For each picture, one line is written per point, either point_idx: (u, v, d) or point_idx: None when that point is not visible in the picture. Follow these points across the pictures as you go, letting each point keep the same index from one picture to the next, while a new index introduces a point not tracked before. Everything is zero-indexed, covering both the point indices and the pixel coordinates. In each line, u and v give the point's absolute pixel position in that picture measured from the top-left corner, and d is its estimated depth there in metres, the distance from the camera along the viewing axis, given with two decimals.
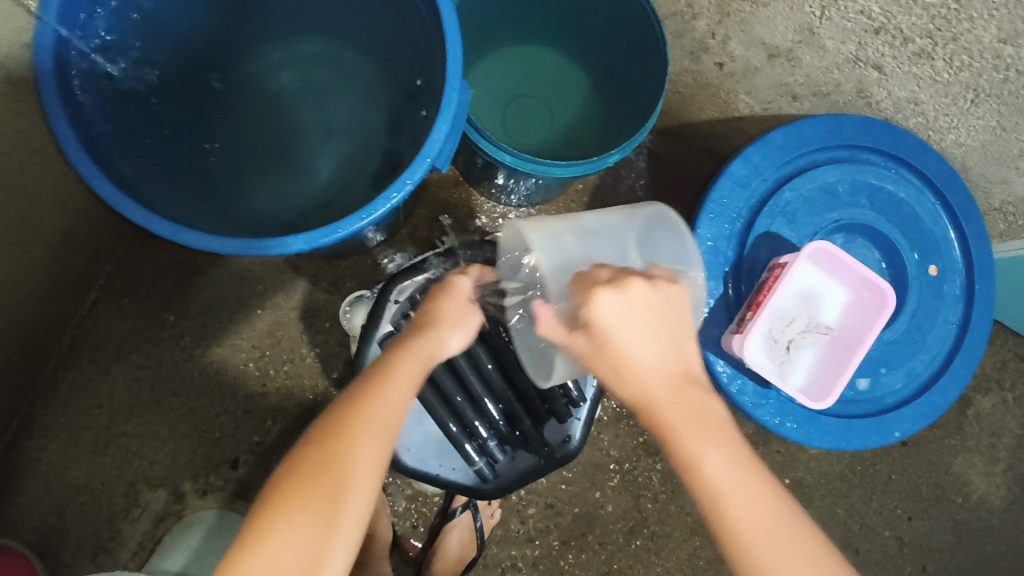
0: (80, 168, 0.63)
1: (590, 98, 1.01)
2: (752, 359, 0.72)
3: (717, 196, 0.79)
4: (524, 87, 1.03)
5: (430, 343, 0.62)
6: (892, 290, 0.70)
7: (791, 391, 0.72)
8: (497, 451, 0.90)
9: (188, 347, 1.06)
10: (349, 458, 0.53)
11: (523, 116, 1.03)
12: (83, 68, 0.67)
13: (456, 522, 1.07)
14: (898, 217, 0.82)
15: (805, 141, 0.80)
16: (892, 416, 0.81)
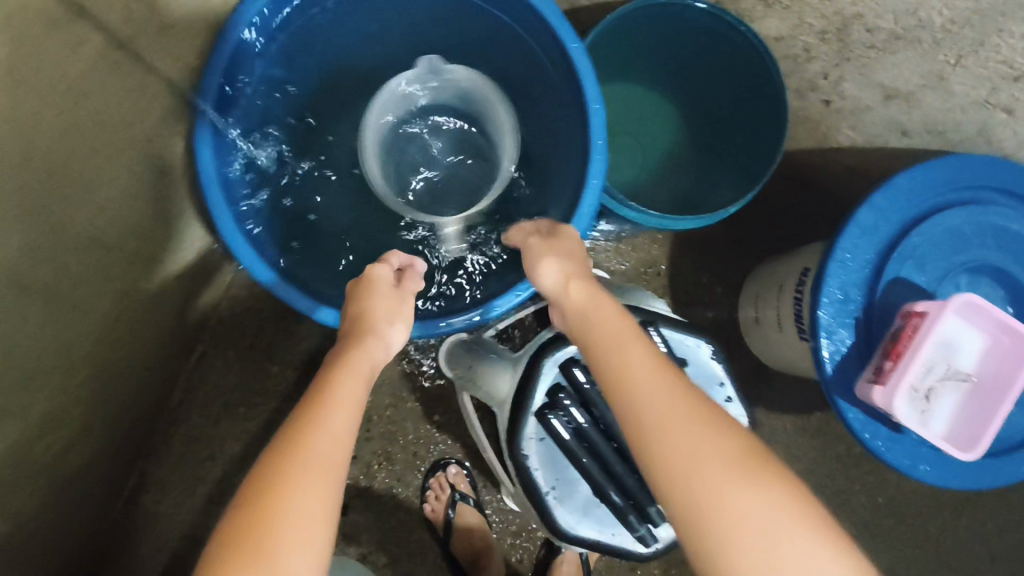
0: (250, 263, 0.73)
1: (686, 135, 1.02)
2: (897, 411, 0.73)
3: (846, 244, 0.79)
4: (617, 124, 1.03)
5: (370, 347, 0.66)
6: None
7: (936, 440, 0.72)
8: (657, 516, 0.86)
9: (295, 395, 1.07)
10: (303, 487, 0.54)
11: (613, 154, 1.03)
12: (231, 153, 0.80)
13: (564, 557, 1.06)
14: (1022, 255, 0.82)
15: (931, 184, 0.80)
16: (1022, 453, 0.81)
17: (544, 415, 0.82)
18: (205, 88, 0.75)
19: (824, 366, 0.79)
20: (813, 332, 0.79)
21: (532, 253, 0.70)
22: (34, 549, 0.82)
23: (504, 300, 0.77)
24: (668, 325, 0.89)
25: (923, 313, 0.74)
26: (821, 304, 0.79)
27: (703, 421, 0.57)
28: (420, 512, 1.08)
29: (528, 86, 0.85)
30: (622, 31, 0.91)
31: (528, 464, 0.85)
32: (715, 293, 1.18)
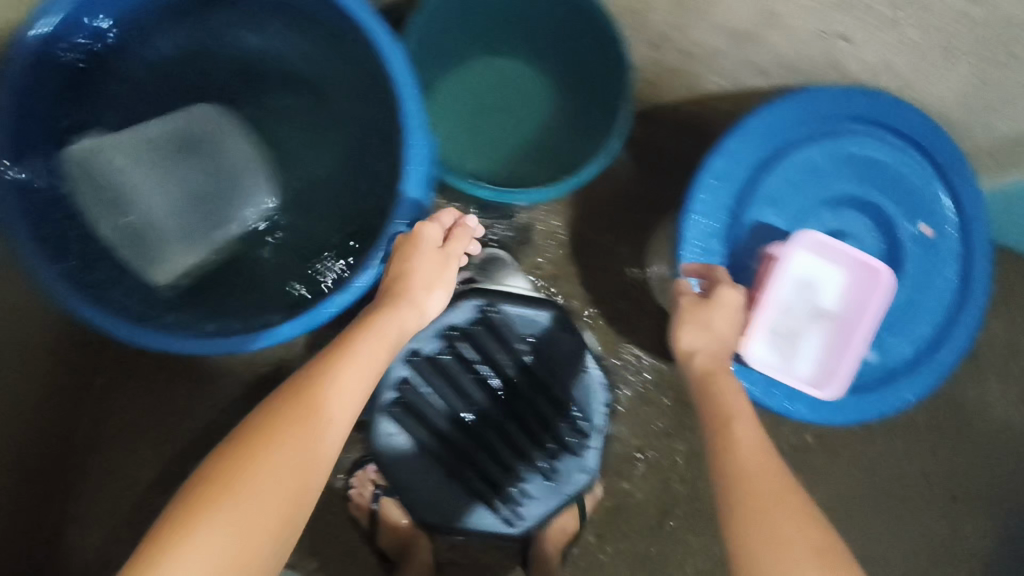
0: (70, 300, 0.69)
1: (551, 102, 1.00)
2: (752, 356, 0.73)
3: (700, 195, 0.78)
4: (484, 99, 1.00)
5: (403, 313, 0.69)
6: (887, 270, 0.71)
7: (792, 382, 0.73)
8: (516, 497, 1.00)
9: (207, 413, 1.07)
10: (293, 436, 0.58)
11: (481, 133, 0.99)
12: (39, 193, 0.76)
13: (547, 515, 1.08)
14: (883, 181, 0.81)
15: (782, 122, 0.78)
16: (904, 381, 0.81)
17: (392, 408, 0.96)
18: None
19: None
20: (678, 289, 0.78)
21: (422, 250, 0.71)
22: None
23: (336, 300, 0.71)
24: (513, 305, 0.96)
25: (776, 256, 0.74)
26: (681, 260, 0.78)
27: (784, 508, 0.58)
28: (348, 510, 1.09)
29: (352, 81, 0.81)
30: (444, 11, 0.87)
31: (387, 457, 0.97)
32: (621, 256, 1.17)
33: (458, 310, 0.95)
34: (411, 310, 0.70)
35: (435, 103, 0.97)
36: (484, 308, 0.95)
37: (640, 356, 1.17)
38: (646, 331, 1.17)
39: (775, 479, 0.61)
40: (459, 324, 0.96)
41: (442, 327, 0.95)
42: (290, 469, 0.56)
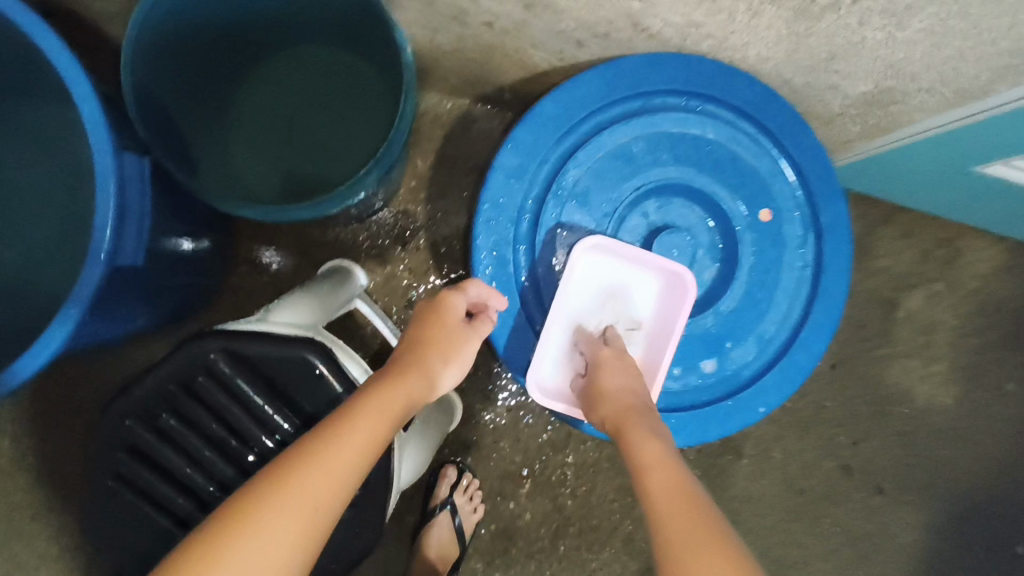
0: None
1: (345, 85, 0.81)
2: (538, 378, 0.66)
3: (491, 196, 0.67)
4: (268, 80, 0.82)
5: (411, 378, 0.55)
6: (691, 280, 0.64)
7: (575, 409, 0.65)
8: None
9: (30, 469, 0.95)
10: (303, 496, 0.43)
11: (260, 122, 0.81)
12: None
13: (435, 523, 1.01)
14: (711, 162, 0.70)
15: (579, 104, 0.67)
16: (752, 391, 0.71)
17: None
18: None
19: (498, 343, 0.69)
20: None
21: (450, 337, 0.60)
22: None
23: (15, 370, 0.56)
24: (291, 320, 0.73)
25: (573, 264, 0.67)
26: (477, 275, 0.68)
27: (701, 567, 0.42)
28: None
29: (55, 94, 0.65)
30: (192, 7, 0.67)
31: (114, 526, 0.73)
32: None
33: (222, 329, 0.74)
34: (422, 378, 0.56)
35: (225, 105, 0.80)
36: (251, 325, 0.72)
37: None
38: None
39: (672, 498, 0.48)
40: None
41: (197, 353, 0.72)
42: (270, 544, 0.40)
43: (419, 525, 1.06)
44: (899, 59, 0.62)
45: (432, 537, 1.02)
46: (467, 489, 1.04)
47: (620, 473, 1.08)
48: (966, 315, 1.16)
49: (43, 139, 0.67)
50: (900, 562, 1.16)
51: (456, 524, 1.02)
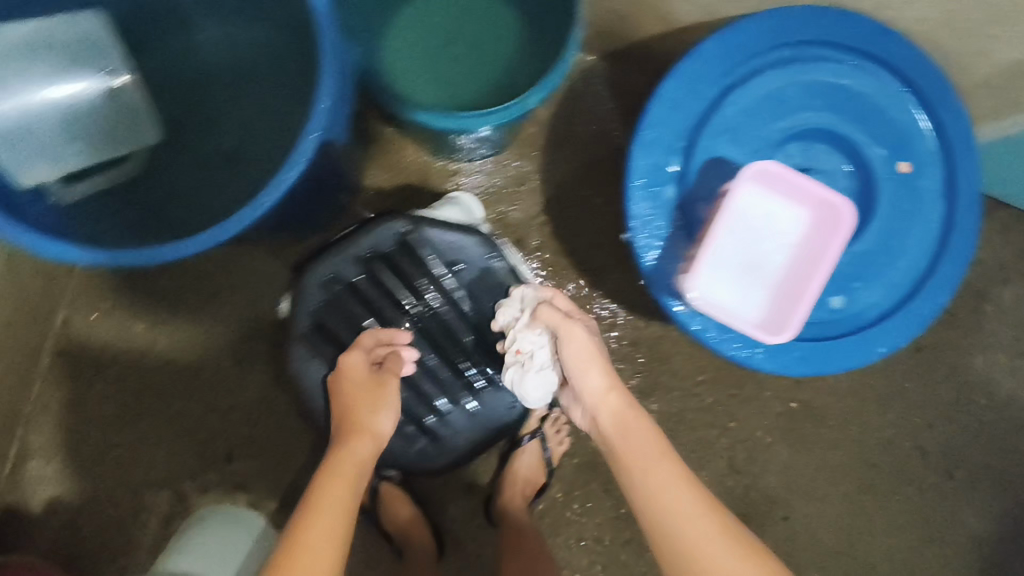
0: None
1: (494, 29, 0.94)
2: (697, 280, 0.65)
3: (650, 124, 0.72)
4: (434, 18, 0.93)
5: (347, 448, 0.76)
6: (849, 215, 0.64)
7: (722, 314, 0.65)
8: (437, 427, 0.93)
9: (165, 350, 1.06)
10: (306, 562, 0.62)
11: (412, 54, 0.93)
12: None
13: (525, 447, 1.07)
14: (859, 113, 0.74)
15: (744, 47, 0.72)
16: (875, 331, 0.75)
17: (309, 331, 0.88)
18: None
19: (642, 261, 0.74)
20: (627, 225, 0.74)
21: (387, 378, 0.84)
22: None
23: (236, 219, 0.65)
24: (437, 226, 0.88)
25: (754, 177, 0.65)
26: (630, 195, 0.73)
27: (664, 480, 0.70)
28: (306, 455, 1.07)
29: None
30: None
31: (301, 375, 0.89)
32: (594, 205, 1.11)
33: (378, 233, 0.86)
34: (362, 443, 0.77)
35: (382, 37, 0.92)
36: (405, 229, 0.86)
37: (614, 311, 1.13)
38: (618, 286, 1.13)
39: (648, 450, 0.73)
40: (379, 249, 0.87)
41: (361, 251, 0.87)
42: None
43: (506, 452, 1.10)
44: None
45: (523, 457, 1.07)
46: (556, 422, 1.10)
47: (701, 426, 1.15)
48: None
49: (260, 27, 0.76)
50: (966, 551, 1.17)
51: (544, 453, 1.08)
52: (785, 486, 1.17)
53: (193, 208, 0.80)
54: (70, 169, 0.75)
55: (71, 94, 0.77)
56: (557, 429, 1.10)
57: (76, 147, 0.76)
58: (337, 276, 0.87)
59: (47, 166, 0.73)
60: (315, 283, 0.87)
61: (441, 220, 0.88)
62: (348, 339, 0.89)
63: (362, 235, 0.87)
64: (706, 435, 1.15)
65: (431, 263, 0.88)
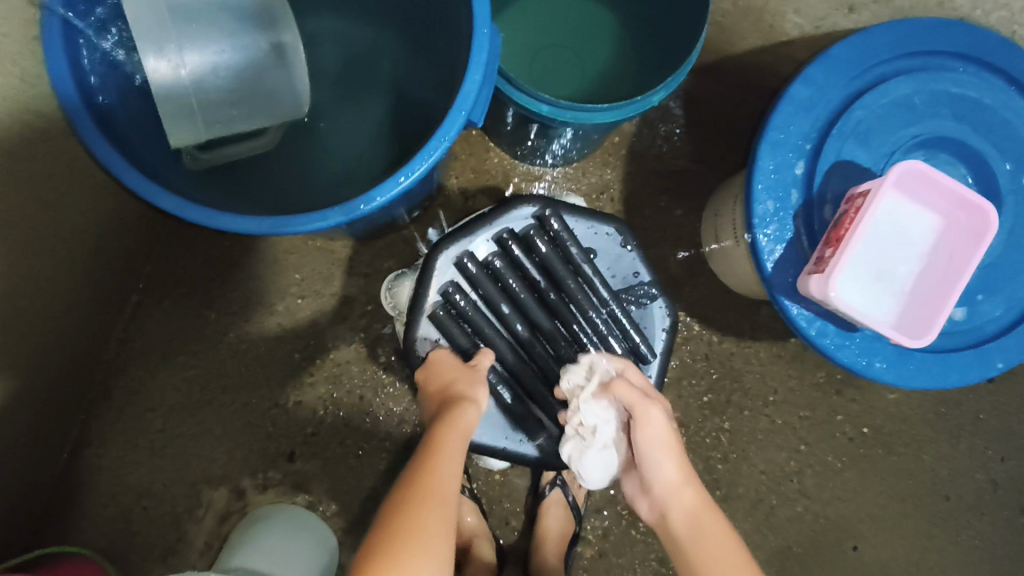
0: (123, 175, 0.61)
1: (603, 31, 0.92)
2: (839, 276, 0.65)
3: (779, 124, 0.72)
4: (542, 14, 0.92)
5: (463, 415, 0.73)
6: (995, 215, 0.63)
7: (861, 314, 0.65)
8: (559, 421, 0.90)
9: (235, 341, 1.03)
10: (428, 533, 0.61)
11: (518, 51, 0.91)
12: (102, 71, 0.67)
13: (548, 500, 1.02)
14: (983, 126, 0.74)
15: (873, 53, 0.72)
16: (995, 346, 0.74)
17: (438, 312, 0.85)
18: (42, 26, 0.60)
19: (764, 262, 0.73)
20: (749, 224, 0.73)
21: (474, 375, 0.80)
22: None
23: (380, 191, 0.63)
24: (571, 213, 0.87)
25: (906, 174, 0.64)
26: (757, 193, 0.72)
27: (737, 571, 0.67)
28: (371, 457, 1.04)
29: None
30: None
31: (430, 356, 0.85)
32: (674, 217, 1.11)
33: (515, 212, 0.85)
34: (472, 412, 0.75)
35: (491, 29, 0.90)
36: (543, 212, 0.86)
37: (689, 325, 1.11)
38: (694, 300, 1.11)
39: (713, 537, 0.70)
40: (515, 231, 0.87)
41: (497, 232, 0.86)
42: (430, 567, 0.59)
43: (531, 505, 1.05)
44: None
45: (552, 521, 1.01)
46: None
47: (774, 447, 1.12)
48: None
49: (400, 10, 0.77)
50: None
51: (569, 498, 1.02)
52: (856, 515, 1.13)
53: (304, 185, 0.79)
54: (223, 132, 0.73)
55: (237, 52, 0.71)
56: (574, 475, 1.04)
57: (233, 114, 0.72)
58: (470, 255, 0.85)
59: (199, 128, 0.71)
60: (448, 263, 0.85)
61: (574, 206, 0.88)
62: (477, 322, 0.86)
63: (497, 216, 0.85)
64: (777, 458, 1.12)
65: (568, 248, 0.87)
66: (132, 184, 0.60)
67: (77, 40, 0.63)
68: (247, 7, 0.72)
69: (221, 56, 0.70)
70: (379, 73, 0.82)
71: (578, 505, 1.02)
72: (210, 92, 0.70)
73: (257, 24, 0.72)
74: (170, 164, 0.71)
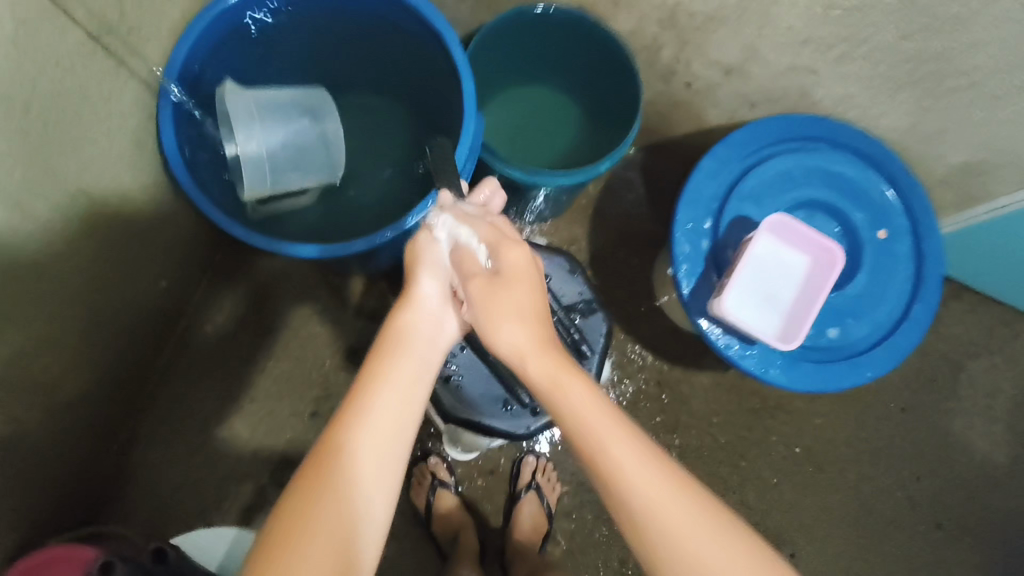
0: (211, 215, 0.84)
1: (569, 118, 1.19)
2: (729, 297, 0.88)
3: (692, 188, 0.96)
4: (522, 105, 1.20)
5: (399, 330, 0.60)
6: (841, 253, 0.87)
7: (748, 324, 0.88)
8: None
9: (263, 359, 1.24)
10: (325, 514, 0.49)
11: (501, 133, 1.18)
12: (196, 142, 0.92)
13: (523, 499, 1.19)
14: (848, 192, 0.98)
15: (762, 137, 0.97)
16: (864, 359, 0.95)
17: None
18: (160, 116, 0.85)
19: (683, 290, 0.96)
20: (672, 261, 0.96)
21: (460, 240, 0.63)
22: (26, 480, 0.95)
23: (390, 229, 0.87)
24: None
25: (777, 224, 0.89)
26: (676, 239, 0.95)
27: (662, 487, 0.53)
28: None
29: (415, 74, 1.00)
30: (512, 31, 1.04)
31: None
32: (631, 265, 1.34)
33: None
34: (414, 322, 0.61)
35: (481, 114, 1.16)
36: None
37: (645, 356, 1.32)
38: (648, 334, 1.33)
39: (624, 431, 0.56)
40: None
41: None
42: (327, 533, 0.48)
43: (510, 504, 1.22)
44: (991, 138, 0.90)
45: (526, 515, 1.17)
46: (546, 471, 1.23)
47: (717, 462, 1.31)
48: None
49: (413, 100, 1.04)
50: None
51: (542, 500, 1.19)
52: (791, 525, 1.30)
53: (336, 228, 1.03)
54: (284, 188, 0.95)
55: (295, 132, 0.95)
56: (548, 478, 1.22)
57: (292, 177, 0.95)
58: None
59: (266, 183, 0.92)
60: None
61: None
62: None
63: None
64: (721, 472, 1.30)
65: None
66: (218, 221, 0.84)
67: (181, 121, 0.88)
68: (302, 102, 0.97)
69: (291, 137, 0.94)
70: (392, 147, 1.07)
71: (549, 505, 1.19)
72: (280, 160, 0.93)
73: (313, 115, 0.98)
74: (237, 209, 0.95)
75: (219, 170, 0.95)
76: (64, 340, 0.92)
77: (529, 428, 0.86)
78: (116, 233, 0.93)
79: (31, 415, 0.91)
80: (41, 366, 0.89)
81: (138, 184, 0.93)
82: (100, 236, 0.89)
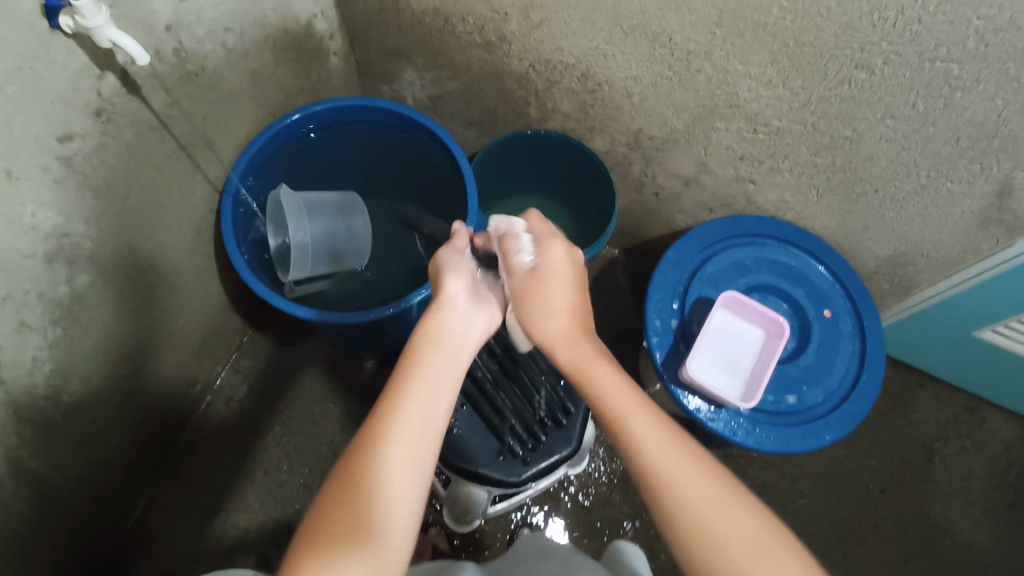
0: (259, 289, 1.01)
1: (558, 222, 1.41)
2: (694, 363, 1.02)
3: (660, 273, 1.13)
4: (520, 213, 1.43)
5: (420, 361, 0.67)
6: (786, 323, 1.02)
7: (714, 385, 1.01)
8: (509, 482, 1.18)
9: (279, 433, 1.35)
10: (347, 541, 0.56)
11: None
12: (246, 235, 1.10)
13: None
14: (794, 278, 1.15)
15: (717, 233, 1.16)
16: (821, 423, 1.06)
17: None
18: (223, 214, 1.04)
19: (656, 359, 1.09)
20: (646, 334, 1.10)
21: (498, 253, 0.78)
22: (57, 532, 1.03)
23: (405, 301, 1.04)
24: None
25: (732, 300, 1.05)
26: (648, 316, 1.11)
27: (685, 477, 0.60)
28: None
29: (429, 182, 1.21)
30: (508, 150, 1.28)
31: None
32: (617, 351, 1.48)
33: None
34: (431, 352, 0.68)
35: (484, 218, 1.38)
36: None
37: None
38: None
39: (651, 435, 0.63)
40: None
41: None
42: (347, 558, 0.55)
43: None
44: (905, 231, 1.08)
45: None
46: None
47: None
48: (995, 471, 1.44)
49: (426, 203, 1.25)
50: None
51: None
52: None
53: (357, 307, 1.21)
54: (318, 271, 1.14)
55: (331, 225, 1.15)
56: None
57: (325, 262, 1.15)
58: None
59: (307, 266, 1.11)
60: None
61: None
62: None
63: None
64: None
65: None
66: (264, 293, 1.00)
67: (237, 218, 1.08)
68: (338, 202, 1.17)
69: (328, 229, 1.14)
70: (407, 240, 1.27)
71: None
72: (319, 247, 1.12)
73: (345, 213, 1.18)
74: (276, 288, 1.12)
75: (261, 258, 1.14)
76: (110, 401, 1.04)
77: (521, 476, 0.98)
78: (169, 309, 1.09)
79: (72, 469, 1.01)
80: (90, 422, 1.01)
81: (192, 268, 1.10)
82: (157, 307, 1.06)
